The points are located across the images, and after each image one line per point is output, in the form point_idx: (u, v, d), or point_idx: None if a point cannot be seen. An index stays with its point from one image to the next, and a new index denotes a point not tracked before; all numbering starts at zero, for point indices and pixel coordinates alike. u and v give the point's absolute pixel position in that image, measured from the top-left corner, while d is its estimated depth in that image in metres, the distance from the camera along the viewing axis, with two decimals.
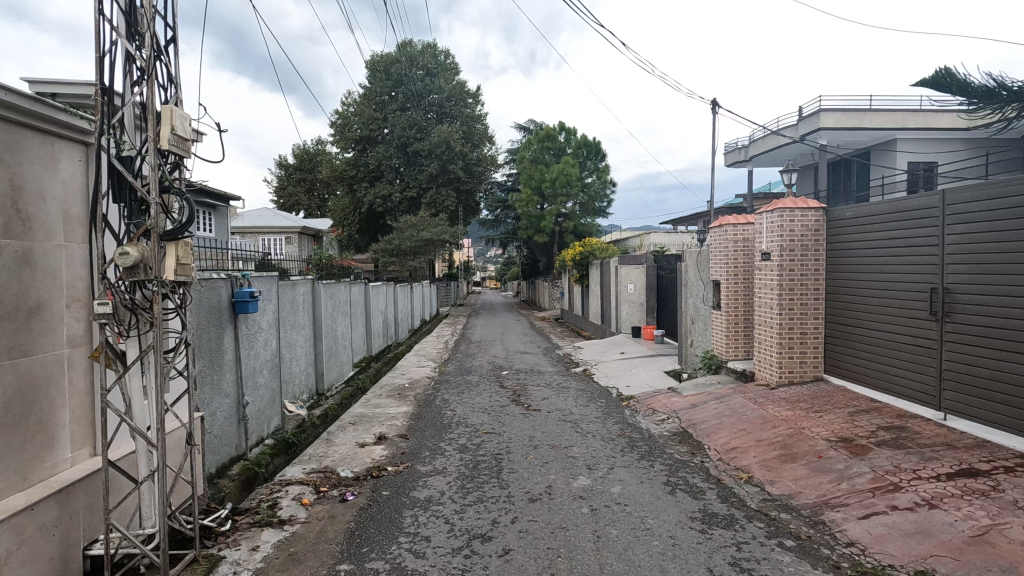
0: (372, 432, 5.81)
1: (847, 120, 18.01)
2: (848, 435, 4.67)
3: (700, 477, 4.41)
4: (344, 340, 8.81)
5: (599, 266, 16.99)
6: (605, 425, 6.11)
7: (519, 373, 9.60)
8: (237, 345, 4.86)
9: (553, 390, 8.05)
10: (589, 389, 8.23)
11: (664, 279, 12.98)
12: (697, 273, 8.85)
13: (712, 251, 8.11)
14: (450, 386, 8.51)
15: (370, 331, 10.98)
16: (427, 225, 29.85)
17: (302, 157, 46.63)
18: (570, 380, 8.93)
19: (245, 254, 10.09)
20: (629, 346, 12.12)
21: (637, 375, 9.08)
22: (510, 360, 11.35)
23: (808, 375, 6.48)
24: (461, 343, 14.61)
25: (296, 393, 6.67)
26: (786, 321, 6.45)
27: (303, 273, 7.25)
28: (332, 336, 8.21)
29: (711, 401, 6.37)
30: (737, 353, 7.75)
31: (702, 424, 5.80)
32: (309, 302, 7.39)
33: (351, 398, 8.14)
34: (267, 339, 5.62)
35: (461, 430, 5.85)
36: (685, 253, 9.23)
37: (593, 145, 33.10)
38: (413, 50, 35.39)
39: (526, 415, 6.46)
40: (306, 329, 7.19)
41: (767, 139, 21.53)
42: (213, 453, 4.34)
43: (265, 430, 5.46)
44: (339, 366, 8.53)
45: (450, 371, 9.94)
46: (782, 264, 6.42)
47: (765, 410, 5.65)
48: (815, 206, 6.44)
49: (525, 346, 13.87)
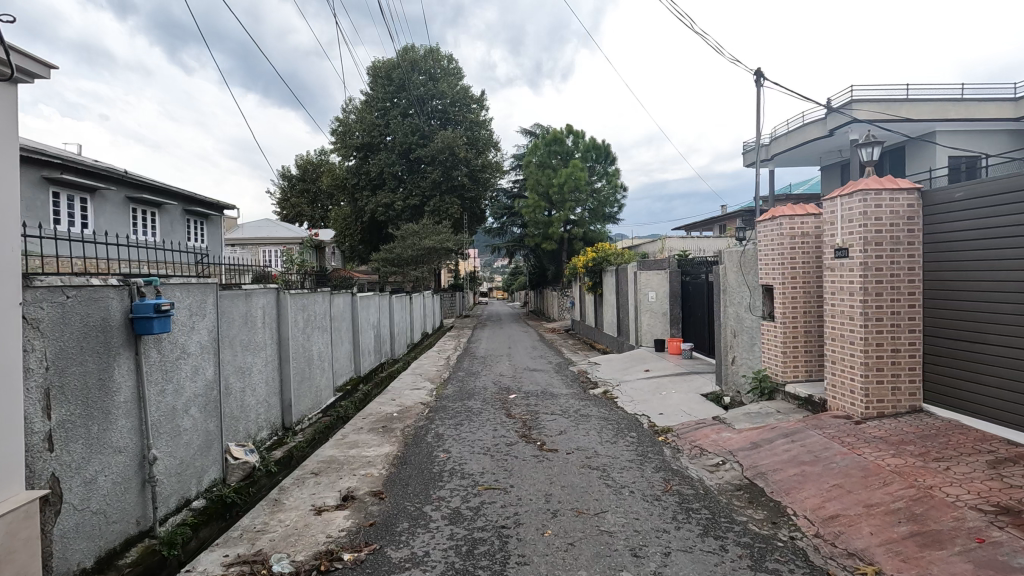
0: (338, 487, 4.42)
1: (882, 112, 16.64)
2: (1009, 504, 3.23)
3: (801, 573, 2.98)
4: (322, 361, 7.44)
5: (614, 273, 15.59)
6: (643, 473, 4.69)
7: (528, 397, 8.21)
8: (139, 378, 3.51)
9: (571, 420, 6.62)
10: (614, 419, 6.79)
11: (690, 286, 11.60)
12: (740, 277, 7.44)
13: (761, 250, 6.72)
14: (447, 415, 7.13)
15: (359, 349, 9.62)
16: (429, 233, 28.59)
17: (304, 167, 45.65)
18: (591, 407, 7.49)
19: (242, 266, 8.78)
20: (653, 362, 10.67)
21: (670, 399, 7.64)
22: (518, 380, 9.94)
23: (902, 406, 5.03)
24: (464, 360, 13.20)
25: (248, 432, 5.30)
26: (874, 335, 5.01)
27: (264, 281, 5.92)
28: (306, 357, 6.87)
29: (778, 439, 4.93)
30: (798, 374, 6.31)
31: (775, 475, 4.35)
32: (272, 316, 6.05)
33: (326, 432, 6.77)
34: (198, 366, 4.27)
35: (456, 485, 4.43)
36: (726, 253, 7.82)
37: (602, 148, 31.81)
38: (415, 55, 34.47)
39: (539, 459, 5.06)
40: (266, 350, 5.85)
41: (793, 135, 20.14)
42: (83, 543, 2.97)
43: (192, 489, 4.08)
44: (315, 392, 7.17)
45: (449, 395, 8.56)
46: (867, 262, 5.00)
47: (862, 456, 4.20)
48: (907, 188, 5.04)
49: (535, 362, 12.45)
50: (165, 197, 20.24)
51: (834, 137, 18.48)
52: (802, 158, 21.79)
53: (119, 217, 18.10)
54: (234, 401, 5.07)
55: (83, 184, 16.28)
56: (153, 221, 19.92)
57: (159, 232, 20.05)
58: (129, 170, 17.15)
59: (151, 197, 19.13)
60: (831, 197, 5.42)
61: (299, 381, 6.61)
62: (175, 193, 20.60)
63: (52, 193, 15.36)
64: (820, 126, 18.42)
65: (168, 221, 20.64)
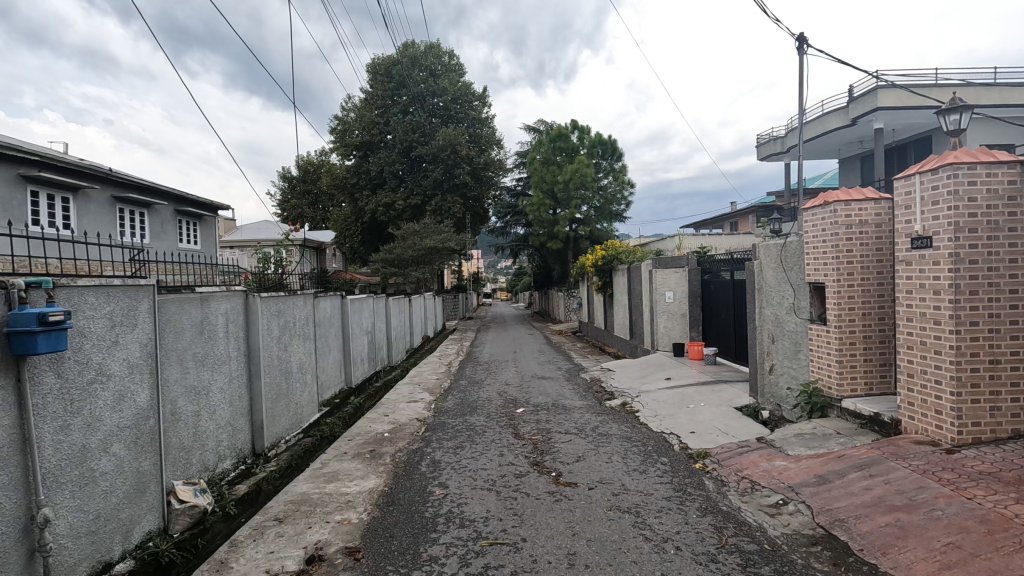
0: (304, 542, 3.49)
1: (909, 99, 15.66)
2: None
3: None
4: (303, 374, 6.55)
5: (626, 272, 14.64)
6: (687, 518, 3.75)
7: (538, 411, 7.29)
8: (22, 414, 2.61)
9: (590, 443, 5.70)
10: (638, 440, 5.86)
11: (712, 285, 10.66)
12: (779, 274, 6.51)
13: (809, 242, 5.80)
14: (445, 435, 6.22)
15: (349, 357, 8.72)
16: (430, 232, 27.69)
17: (304, 168, 44.86)
18: (611, 425, 6.55)
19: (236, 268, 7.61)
20: (673, 369, 9.72)
21: (700, 415, 6.69)
22: (525, 390, 9.02)
23: (1002, 431, 4.08)
24: (467, 366, 12.30)
25: (203, 464, 4.40)
26: (967, 343, 4.06)
27: (228, 283, 5.02)
28: (282, 370, 5.97)
29: (853, 474, 3.98)
30: (856, 388, 5.37)
31: (860, 525, 3.39)
32: (238, 323, 5.16)
33: (306, 457, 5.87)
34: (125, 389, 3.36)
35: (453, 537, 3.50)
36: (763, 247, 6.85)
37: (609, 144, 30.87)
38: (415, 51, 33.60)
39: (556, 497, 4.14)
40: (229, 364, 4.94)
41: (811, 126, 19.15)
42: None
43: (113, 549, 3.19)
44: (295, 410, 6.27)
45: (448, 409, 7.64)
46: (958, 252, 4.06)
47: (976, 501, 3.24)
48: (1007, 160, 4.08)
49: (543, 369, 11.51)
50: (155, 197, 19.43)
51: (857, 127, 17.49)
52: (820, 150, 20.78)
53: (105, 217, 17.31)
54: (184, 428, 4.17)
55: (64, 183, 15.44)
56: (142, 222, 19.09)
57: (149, 234, 19.22)
58: (113, 169, 16.30)
59: (139, 197, 18.31)
60: (907, 175, 4.48)
61: (273, 397, 5.71)
62: (165, 193, 19.79)
63: (30, 192, 14.51)
64: (842, 115, 17.41)
65: (159, 222, 19.84)
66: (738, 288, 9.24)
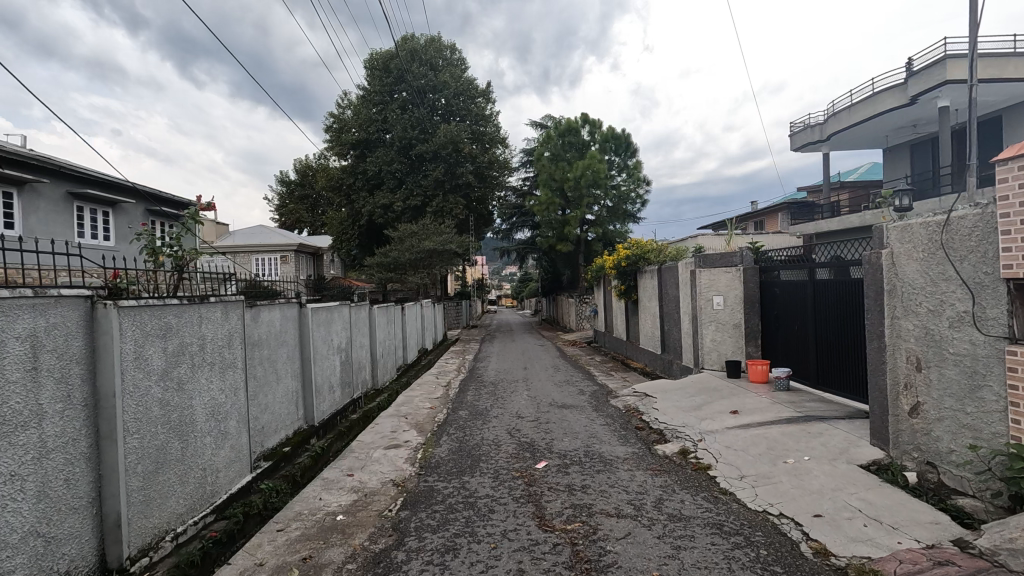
0: None
1: (983, 70, 13.41)
2: None
3: None
4: (219, 423, 4.36)
5: (655, 273, 12.45)
6: None
7: (568, 469, 5.09)
8: None
9: (664, 544, 3.49)
10: (737, 534, 3.66)
11: (779, 289, 8.45)
12: (934, 270, 4.32)
13: (1007, 213, 3.65)
14: (429, 518, 4.03)
15: (306, 385, 6.51)
16: (430, 233, 25.63)
17: (301, 172, 42.92)
18: (682, 498, 4.33)
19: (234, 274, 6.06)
20: (733, 396, 7.50)
21: (814, 480, 4.46)
22: (544, 427, 6.81)
23: None
24: (470, 389, 10.13)
25: None
26: None
27: (40, 287, 2.86)
28: (175, 421, 3.79)
29: None
30: None
31: None
32: (66, 354, 2.99)
33: (208, 561, 3.69)
34: None
35: None
36: (900, 226, 4.66)
37: (623, 139, 28.44)
38: (415, 45, 31.68)
39: None
40: (39, 428, 2.79)
41: (857, 109, 16.96)
42: None
43: None
44: (203, 479, 4.10)
45: (439, 464, 5.44)
46: None
47: None
48: None
49: (562, 393, 9.29)
50: (122, 195, 17.48)
51: (915, 107, 15.28)
52: (865, 137, 18.58)
53: (58, 216, 15.23)
54: None
55: (6, 175, 13.46)
56: (106, 222, 17.10)
57: (114, 236, 17.24)
58: (65, 159, 14.30)
59: (101, 194, 16.25)
60: None
61: (153, 469, 3.53)
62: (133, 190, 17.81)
63: None
64: (898, 93, 15.20)
65: (125, 222, 17.77)
66: (824, 291, 7.04)
